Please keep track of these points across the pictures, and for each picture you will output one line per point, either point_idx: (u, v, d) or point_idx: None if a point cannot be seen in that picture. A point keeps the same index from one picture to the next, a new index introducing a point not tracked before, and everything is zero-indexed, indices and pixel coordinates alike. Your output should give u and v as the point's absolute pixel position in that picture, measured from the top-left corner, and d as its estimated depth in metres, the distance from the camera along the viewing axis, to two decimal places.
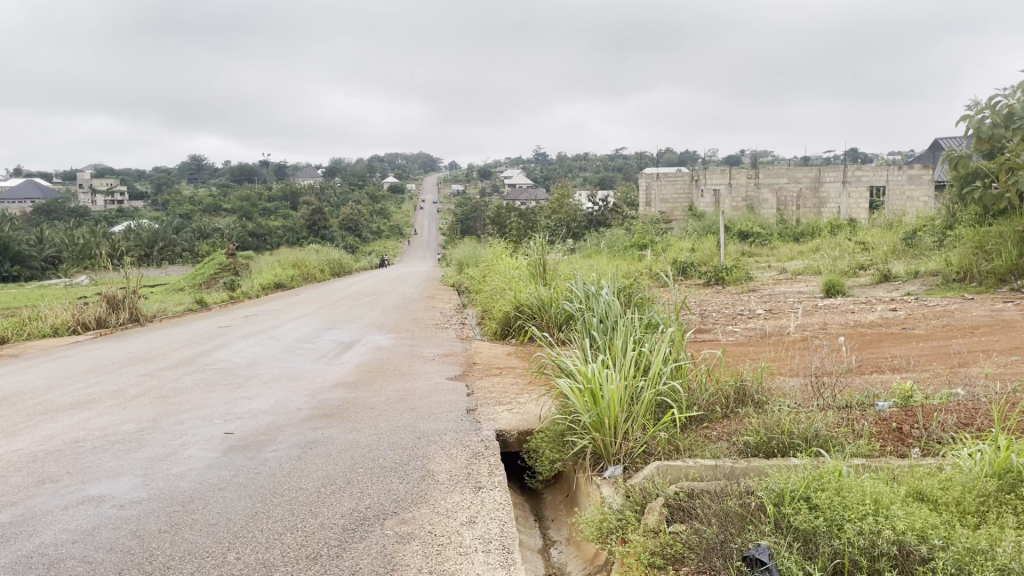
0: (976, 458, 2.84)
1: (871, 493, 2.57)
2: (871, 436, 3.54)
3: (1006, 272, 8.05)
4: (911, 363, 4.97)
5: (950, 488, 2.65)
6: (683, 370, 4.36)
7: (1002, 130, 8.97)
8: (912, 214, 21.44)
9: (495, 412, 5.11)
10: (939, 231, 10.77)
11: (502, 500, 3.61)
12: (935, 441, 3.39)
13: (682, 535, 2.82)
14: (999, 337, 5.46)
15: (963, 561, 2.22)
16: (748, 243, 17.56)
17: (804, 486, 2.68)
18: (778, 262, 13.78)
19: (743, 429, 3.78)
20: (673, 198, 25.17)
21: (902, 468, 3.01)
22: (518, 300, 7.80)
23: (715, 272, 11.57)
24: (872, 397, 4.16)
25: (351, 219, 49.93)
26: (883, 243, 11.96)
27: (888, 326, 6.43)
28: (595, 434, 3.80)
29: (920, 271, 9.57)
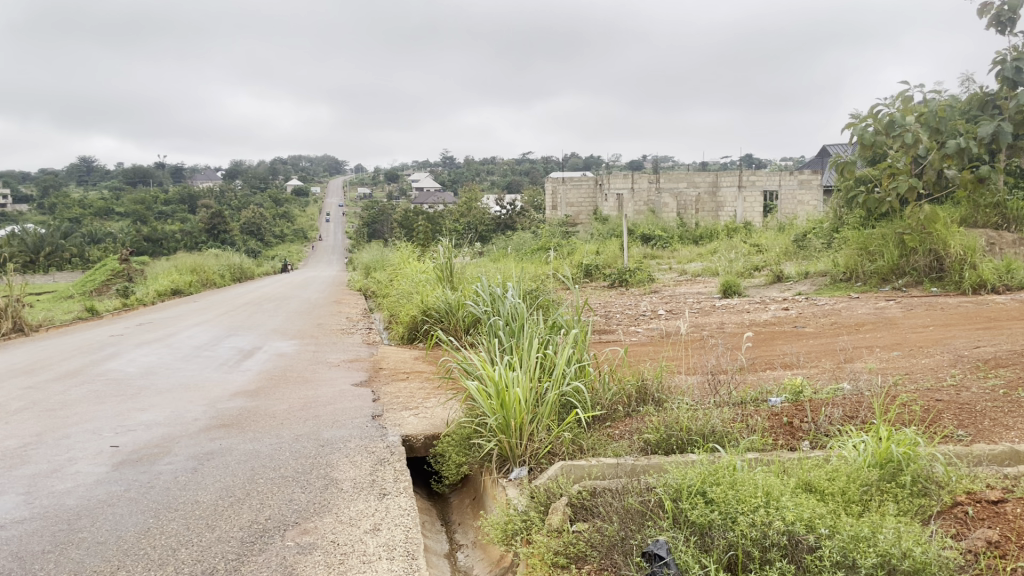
0: (860, 449, 2.98)
1: (762, 486, 2.68)
2: (763, 430, 3.69)
3: (888, 272, 8.55)
4: (801, 360, 5.19)
5: (836, 478, 2.78)
6: (586, 370, 4.44)
7: (883, 138, 9.31)
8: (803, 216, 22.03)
9: (401, 417, 5.06)
10: (827, 233, 11.28)
11: (408, 506, 3.58)
12: (823, 434, 3.56)
13: (584, 533, 2.87)
14: (881, 333, 5.78)
15: (848, 548, 2.34)
16: (650, 245, 17.94)
17: (700, 481, 2.79)
18: (679, 265, 14.17)
19: (644, 427, 3.87)
20: (578, 201, 26.23)
21: (792, 460, 3.14)
22: (426, 305, 7.74)
23: (619, 274, 11.79)
24: (765, 393, 4.33)
25: (254, 223, 48.45)
26: (775, 244, 12.42)
27: (780, 324, 6.69)
28: (501, 436, 3.82)
29: (810, 271, 9.97)
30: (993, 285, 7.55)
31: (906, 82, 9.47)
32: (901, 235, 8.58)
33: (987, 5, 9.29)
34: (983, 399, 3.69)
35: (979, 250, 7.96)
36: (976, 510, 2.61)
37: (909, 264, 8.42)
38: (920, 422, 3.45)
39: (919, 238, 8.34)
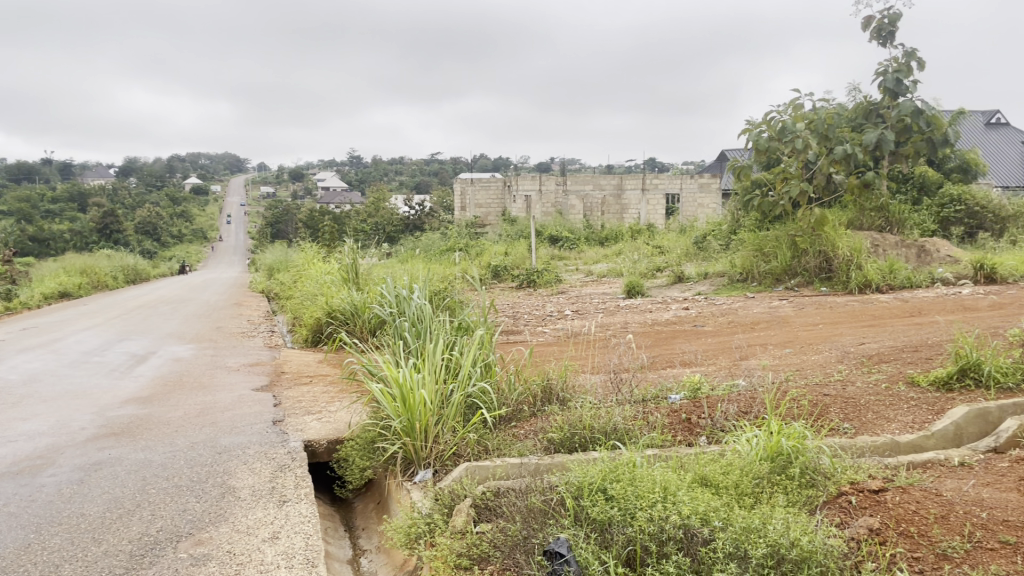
0: (753, 443, 3.08)
1: (660, 481, 2.74)
2: (663, 427, 3.78)
3: (782, 272, 8.90)
4: (699, 358, 5.34)
5: (730, 472, 2.87)
6: (492, 370, 4.44)
7: (777, 143, 9.68)
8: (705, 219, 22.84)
9: (303, 422, 4.95)
10: (725, 236, 11.68)
11: (308, 513, 3.49)
12: (718, 430, 3.68)
13: (487, 534, 2.87)
14: (774, 331, 6.01)
15: (739, 540, 2.41)
16: (557, 246, 18.15)
17: (601, 478, 2.83)
18: (585, 265, 14.39)
19: (548, 426, 3.90)
20: (486, 203, 26.30)
21: (689, 456, 3.22)
22: (330, 306, 7.60)
23: (526, 274, 11.87)
24: (665, 390, 4.43)
25: (149, 222, 46.46)
26: (677, 246, 12.77)
27: (681, 323, 6.87)
28: (406, 439, 3.77)
29: (710, 271, 10.29)
30: (877, 285, 7.98)
31: (798, 91, 10.07)
32: (793, 237, 8.95)
33: (870, 19, 9.81)
34: (866, 394, 3.88)
35: (864, 251, 8.43)
36: (859, 499, 2.73)
37: (800, 265, 8.78)
38: (809, 416, 3.59)
39: (810, 240, 8.72)
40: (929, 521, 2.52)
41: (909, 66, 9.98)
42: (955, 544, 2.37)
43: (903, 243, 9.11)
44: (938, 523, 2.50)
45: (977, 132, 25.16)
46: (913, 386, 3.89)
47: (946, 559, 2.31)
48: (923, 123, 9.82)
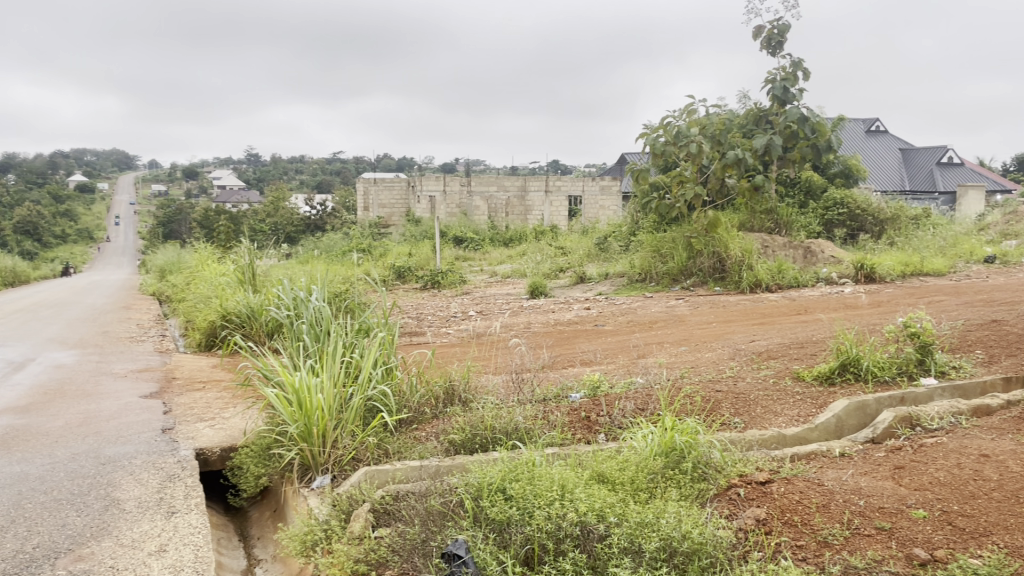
0: (648, 439, 3.13)
1: (558, 480, 2.76)
2: (563, 425, 3.81)
3: (678, 272, 9.14)
4: (599, 357, 5.42)
5: (626, 468, 2.91)
6: (393, 372, 4.38)
7: (672, 147, 10.00)
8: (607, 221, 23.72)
9: (195, 429, 4.76)
10: (625, 237, 11.93)
11: (199, 523, 3.36)
12: (617, 427, 3.74)
13: (385, 539, 2.82)
14: (671, 330, 6.18)
15: (634, 535, 2.45)
16: (462, 247, 18.11)
17: (500, 478, 2.83)
18: (489, 266, 14.43)
19: (449, 428, 3.88)
20: (390, 203, 25.96)
21: (587, 454, 3.25)
22: (225, 309, 7.35)
23: (430, 276, 11.79)
24: (566, 389, 4.47)
25: (29, 220, 43.76)
26: (579, 247, 12.96)
27: (583, 323, 6.98)
28: (302, 444, 3.67)
29: (610, 272, 10.48)
30: (766, 285, 8.33)
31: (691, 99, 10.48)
32: (688, 239, 9.22)
33: (760, 29, 10.21)
34: (756, 389, 4.02)
35: (754, 252, 8.77)
36: (747, 491, 2.82)
37: (696, 265, 9.06)
38: (702, 411, 3.69)
39: (704, 242, 9.01)
40: (811, 510, 2.63)
41: (796, 75, 10.46)
42: (835, 532, 2.49)
43: (790, 244, 9.53)
44: (820, 512, 2.61)
45: (858, 138, 26.56)
46: (799, 381, 4.06)
47: (827, 546, 2.43)
48: (809, 129, 10.53)
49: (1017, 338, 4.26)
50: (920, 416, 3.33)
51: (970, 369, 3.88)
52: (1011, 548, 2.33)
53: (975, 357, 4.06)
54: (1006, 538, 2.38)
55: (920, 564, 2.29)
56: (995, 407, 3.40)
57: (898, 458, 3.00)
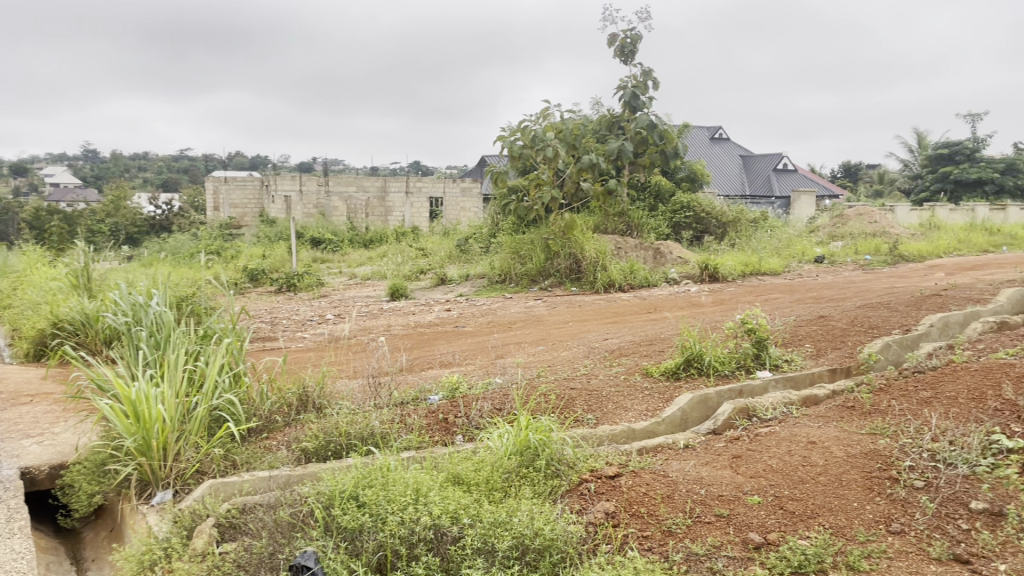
0: (504, 438, 3.12)
1: (412, 483, 2.72)
2: (420, 428, 3.78)
3: (536, 273, 9.29)
4: (457, 358, 5.42)
5: (481, 468, 2.90)
6: (241, 380, 4.19)
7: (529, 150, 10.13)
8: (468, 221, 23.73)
9: (19, 447, 4.37)
10: (485, 239, 12.02)
11: (22, 549, 3.09)
12: (473, 428, 3.75)
13: (230, 554, 2.68)
14: (529, 330, 6.27)
15: (487, 534, 2.46)
16: (320, 249, 17.67)
17: (353, 485, 2.75)
18: (348, 268, 14.16)
19: (301, 435, 3.76)
20: (242, 202, 24.70)
21: (443, 455, 3.22)
22: (56, 316, 6.81)
23: (286, 278, 11.40)
24: (425, 391, 4.44)
25: None
26: (440, 248, 12.95)
27: (442, 324, 6.97)
28: (141, 459, 3.44)
29: (470, 274, 10.52)
30: (619, 285, 8.63)
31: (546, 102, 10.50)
32: (546, 240, 9.40)
33: (613, 37, 10.55)
34: (608, 386, 4.13)
35: (608, 253, 9.06)
36: (597, 485, 2.88)
37: (553, 266, 9.24)
38: (555, 409, 3.76)
39: (561, 244, 9.21)
40: (656, 501, 2.72)
41: (645, 84, 10.90)
42: (679, 521, 2.59)
43: (641, 246, 9.90)
44: (665, 503, 2.71)
45: (703, 145, 28.00)
46: (648, 377, 4.22)
47: (671, 535, 2.52)
48: (657, 136, 10.92)
49: (842, 332, 4.61)
50: (756, 408, 3.53)
51: (801, 361, 4.15)
52: (835, 528, 2.51)
53: (805, 350, 4.36)
54: (831, 519, 2.56)
55: (755, 547, 2.43)
56: (821, 397, 3.66)
57: (736, 447, 3.17)
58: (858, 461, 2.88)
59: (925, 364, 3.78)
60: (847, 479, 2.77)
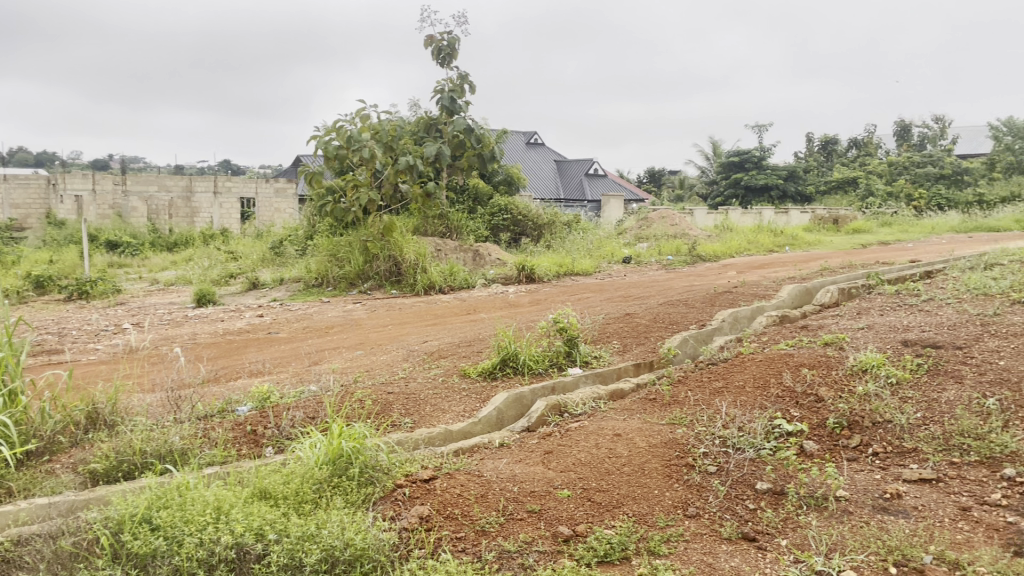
0: (314, 448, 2.98)
1: (212, 502, 2.56)
2: (225, 442, 3.58)
3: (355, 276, 9.11)
4: (268, 367, 5.19)
5: (290, 481, 2.77)
6: (18, 400, 3.76)
7: (345, 151, 9.82)
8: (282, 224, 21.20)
9: None
10: (301, 241, 11.65)
11: None
12: (285, 439, 3.61)
13: None
14: (347, 334, 6.12)
15: (295, 549, 2.36)
16: (116, 253, 16.34)
17: (147, 506, 2.54)
18: (149, 273, 13.20)
19: (90, 456, 3.44)
20: (25, 203, 21.27)
21: (249, 469, 3.06)
22: None
23: (76, 284, 10.43)
24: (233, 403, 4.21)
25: None
26: (252, 251, 12.38)
27: (254, 331, 6.65)
28: None
29: (285, 278, 10.13)
30: (439, 287, 8.69)
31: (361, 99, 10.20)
32: (364, 242, 9.23)
33: (430, 40, 10.55)
34: (426, 388, 4.12)
35: (428, 256, 9.05)
36: (412, 489, 2.83)
37: (372, 269, 9.12)
38: (371, 414, 3.69)
39: (379, 245, 9.09)
40: (470, 502, 2.72)
41: (462, 87, 11.02)
42: (492, 520, 2.61)
43: (460, 248, 9.98)
44: (478, 502, 2.72)
45: (520, 151, 28.73)
46: (465, 378, 4.24)
47: (484, 535, 2.53)
48: (474, 140, 11.30)
49: (646, 328, 4.87)
50: (568, 404, 3.64)
51: (609, 358, 4.35)
52: (638, 515, 2.63)
53: (612, 347, 4.56)
54: (634, 507, 2.68)
55: (564, 540, 2.49)
56: (628, 391, 3.84)
57: (548, 443, 3.25)
58: (658, 451, 3.03)
59: (718, 356, 4.06)
60: (649, 469, 2.91)
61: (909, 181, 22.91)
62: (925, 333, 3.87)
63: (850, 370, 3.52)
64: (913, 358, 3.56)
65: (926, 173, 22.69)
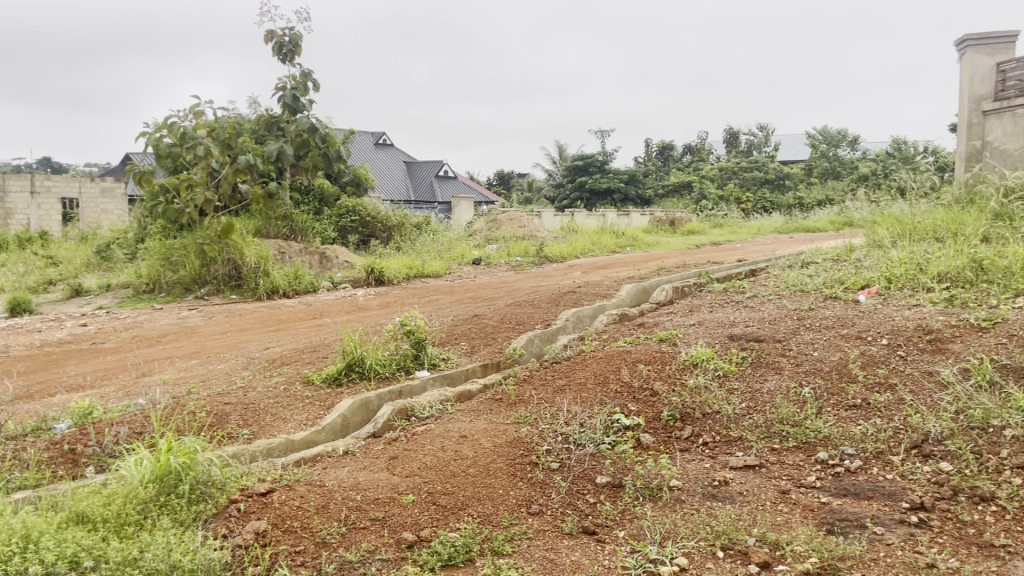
0: (140, 465, 2.79)
1: (19, 530, 2.33)
2: (39, 464, 3.29)
3: (191, 281, 8.66)
4: (91, 380, 4.82)
5: (111, 502, 2.57)
6: None
7: (178, 149, 9.42)
8: (107, 225, 19.41)
9: None
10: (131, 244, 10.93)
11: None
12: (108, 457, 3.36)
13: None
14: (181, 343, 5.80)
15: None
16: None
17: None
18: None
19: None
20: None
21: (65, 492, 2.82)
22: None
23: None
24: (49, 420, 3.88)
25: None
26: (76, 256, 11.49)
27: (76, 342, 6.17)
28: None
29: (112, 284, 9.47)
30: (283, 291, 8.42)
31: (196, 94, 9.63)
32: (201, 246, 8.79)
33: (270, 35, 10.19)
34: (266, 397, 3.96)
35: (270, 258, 8.75)
36: (247, 504, 2.70)
37: (209, 273, 8.69)
38: (205, 427, 3.50)
39: (217, 248, 8.68)
40: (310, 513, 2.63)
41: (305, 86, 10.72)
42: (333, 531, 2.53)
43: (306, 251, 9.69)
44: (319, 514, 2.63)
45: (369, 151, 28.32)
46: (308, 385, 4.11)
47: (324, 547, 2.45)
48: (318, 139, 11.01)
49: (493, 329, 4.91)
50: (414, 408, 3.60)
51: (456, 360, 4.35)
52: (482, 516, 2.63)
53: (460, 348, 4.56)
54: (479, 508, 2.68)
55: (407, 546, 2.45)
56: (475, 392, 3.85)
57: (393, 449, 3.20)
58: (503, 450, 3.05)
59: (562, 355, 4.15)
60: (494, 469, 2.92)
61: (738, 185, 24.51)
62: (750, 328, 4.13)
63: (682, 365, 3.69)
64: (739, 352, 3.78)
65: (753, 177, 24.35)
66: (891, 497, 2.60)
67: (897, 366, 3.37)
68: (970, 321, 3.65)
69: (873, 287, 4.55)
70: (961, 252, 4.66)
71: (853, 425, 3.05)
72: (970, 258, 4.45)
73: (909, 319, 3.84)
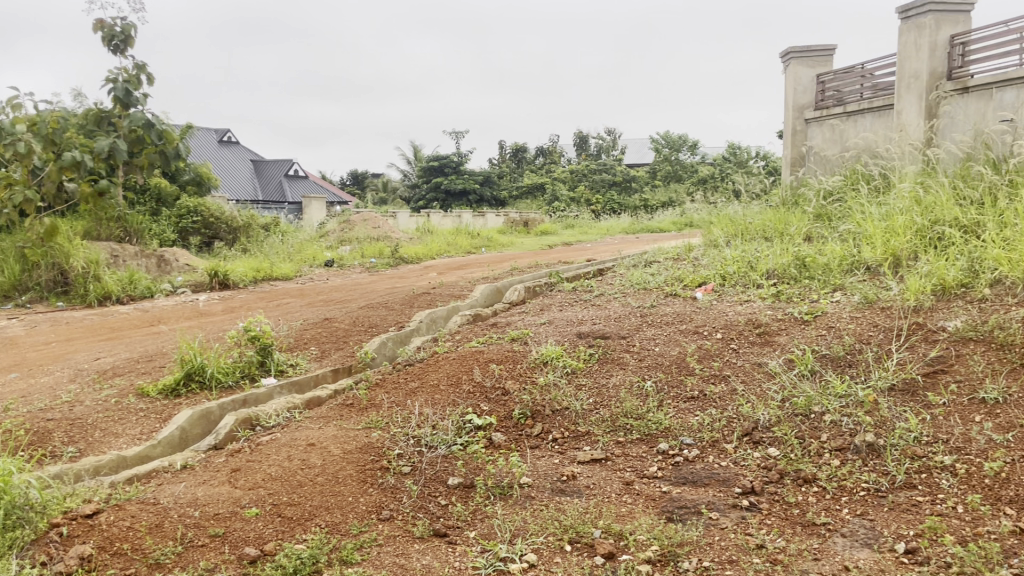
0: None
1: None
2: None
3: (10, 288, 7.97)
4: None
5: None
6: None
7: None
8: None
9: None
10: None
11: None
12: None
13: None
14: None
15: None
16: None
17: None
18: None
19: None
20: None
21: None
22: None
23: None
24: None
25: None
26: None
27: None
28: None
29: None
30: (117, 297, 7.90)
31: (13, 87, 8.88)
32: (21, 249, 8.16)
33: (100, 23, 9.55)
34: (95, 412, 3.69)
35: (100, 262, 8.21)
36: (70, 528, 2.50)
37: (32, 279, 8.05)
38: (24, 446, 3.22)
39: (40, 252, 8.07)
40: (142, 534, 2.47)
41: (139, 79, 10.10)
42: (167, 551, 2.39)
43: (142, 254, 9.15)
44: (151, 534, 2.48)
45: (213, 149, 27.08)
46: (143, 397, 3.87)
47: (158, 568, 2.31)
48: (155, 135, 10.23)
49: (344, 332, 4.81)
50: (259, 417, 3.47)
51: (306, 365, 4.23)
52: (330, 525, 2.56)
53: (309, 353, 4.44)
54: (327, 517, 2.60)
55: (250, 561, 2.34)
56: (324, 398, 3.75)
57: (236, 460, 3.07)
58: (353, 457, 2.99)
59: (413, 357, 4.12)
60: (343, 476, 2.86)
61: (588, 187, 25.23)
62: (596, 326, 4.25)
63: (532, 363, 3.75)
64: (586, 349, 3.88)
65: (602, 179, 25.14)
66: (724, 483, 2.74)
67: (731, 359, 3.57)
68: (794, 314, 3.91)
69: (709, 284, 4.80)
70: (786, 249, 4.99)
71: (691, 416, 3.20)
72: (794, 255, 4.78)
73: (741, 314, 4.08)
